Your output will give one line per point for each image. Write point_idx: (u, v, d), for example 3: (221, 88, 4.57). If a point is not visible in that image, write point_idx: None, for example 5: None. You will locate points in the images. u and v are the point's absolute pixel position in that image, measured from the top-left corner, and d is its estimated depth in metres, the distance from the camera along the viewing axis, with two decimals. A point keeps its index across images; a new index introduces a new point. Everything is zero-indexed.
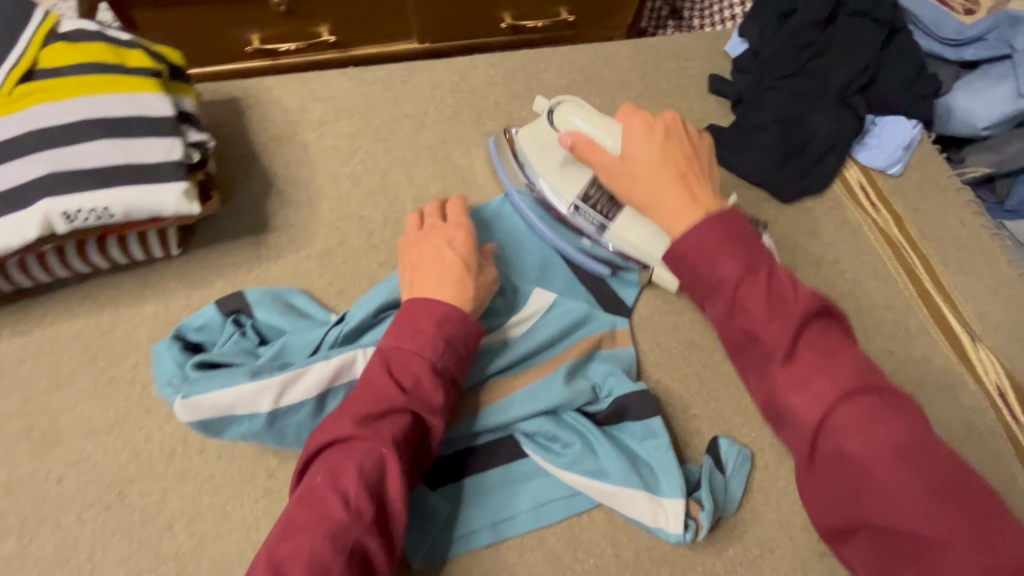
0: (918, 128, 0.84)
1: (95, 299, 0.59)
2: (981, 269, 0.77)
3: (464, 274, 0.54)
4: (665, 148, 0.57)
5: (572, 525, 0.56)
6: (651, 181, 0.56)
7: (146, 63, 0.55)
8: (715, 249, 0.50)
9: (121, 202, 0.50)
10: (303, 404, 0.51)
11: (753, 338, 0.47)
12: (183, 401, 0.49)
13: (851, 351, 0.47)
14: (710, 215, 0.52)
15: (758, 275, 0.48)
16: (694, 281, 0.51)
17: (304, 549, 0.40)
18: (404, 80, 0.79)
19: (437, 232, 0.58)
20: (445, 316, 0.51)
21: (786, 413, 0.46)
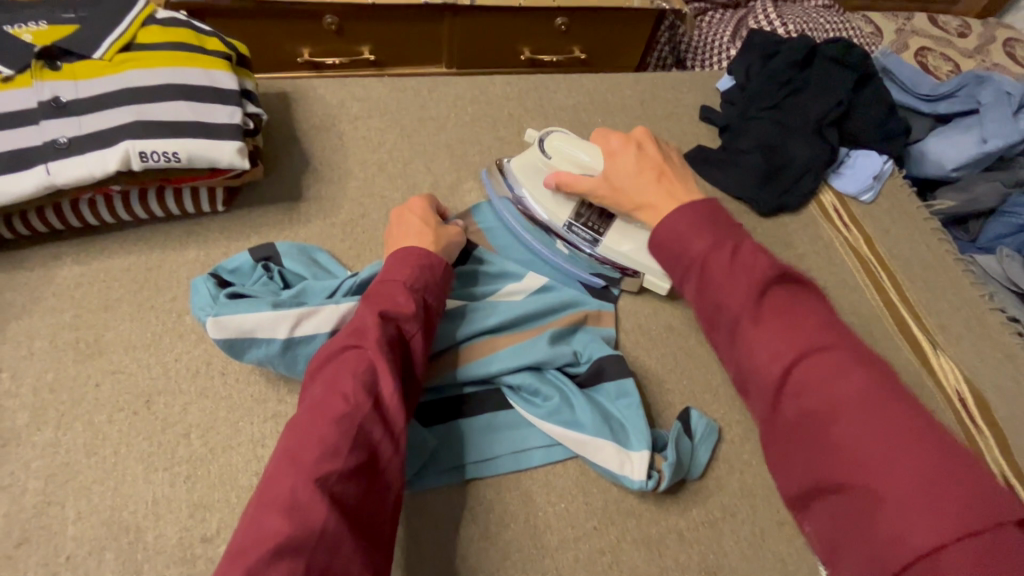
0: (888, 163, 0.93)
1: (147, 241, 0.68)
2: (944, 289, 0.84)
3: (425, 227, 0.64)
4: (641, 160, 0.69)
5: (548, 472, 0.61)
6: (635, 190, 0.68)
7: (221, 48, 0.67)
8: (690, 233, 0.58)
9: (186, 149, 0.60)
10: (316, 336, 0.57)
11: (721, 308, 0.54)
12: (214, 319, 0.55)
13: (812, 314, 0.51)
14: (687, 206, 0.60)
15: (727, 250, 0.55)
16: (678, 264, 0.59)
17: (314, 437, 0.44)
18: (430, 90, 0.90)
19: (401, 208, 0.68)
20: (411, 254, 0.60)
21: (750, 371, 0.50)
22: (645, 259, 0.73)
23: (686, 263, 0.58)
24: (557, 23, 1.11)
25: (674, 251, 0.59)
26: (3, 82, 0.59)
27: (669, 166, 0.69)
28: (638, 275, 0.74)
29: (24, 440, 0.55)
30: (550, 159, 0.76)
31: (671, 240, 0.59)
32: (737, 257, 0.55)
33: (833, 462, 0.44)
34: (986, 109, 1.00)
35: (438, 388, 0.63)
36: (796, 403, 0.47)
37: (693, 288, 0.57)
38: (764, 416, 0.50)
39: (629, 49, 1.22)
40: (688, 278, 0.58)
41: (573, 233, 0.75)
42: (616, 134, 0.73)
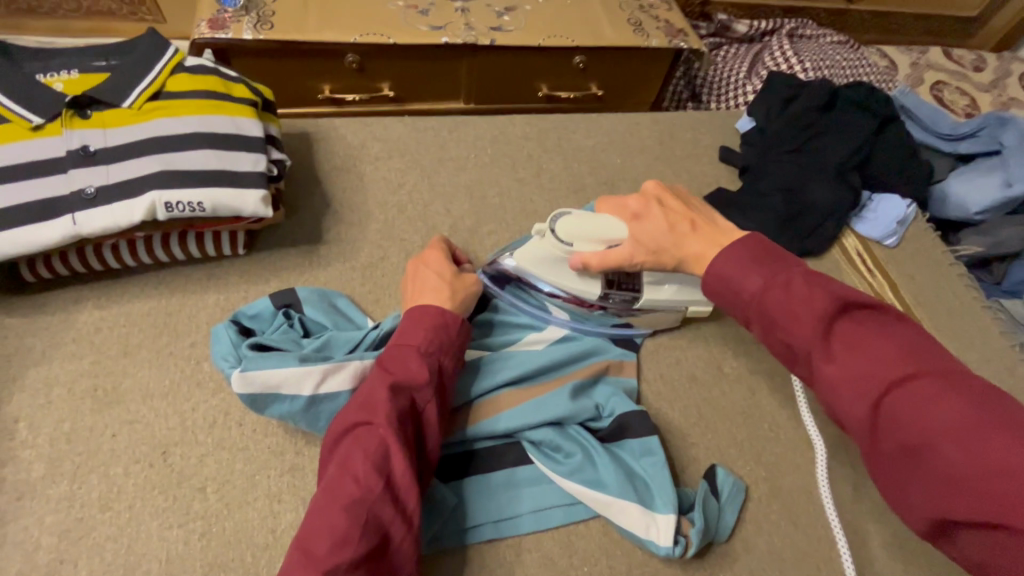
0: (912, 207, 0.92)
1: (167, 285, 0.68)
2: (972, 338, 0.82)
3: (442, 283, 0.63)
4: (666, 213, 0.64)
5: (569, 533, 0.59)
6: (674, 244, 0.62)
7: (247, 94, 0.68)
8: (737, 269, 0.54)
9: (213, 199, 0.60)
10: (341, 393, 0.57)
11: (792, 348, 0.50)
12: (240, 373, 0.55)
13: (892, 336, 0.46)
14: (729, 244, 0.56)
15: (779, 283, 0.52)
16: (734, 303, 0.55)
17: (326, 526, 0.45)
18: (451, 130, 0.91)
19: (418, 261, 0.67)
20: (424, 313, 0.59)
21: (842, 414, 0.46)
22: (681, 298, 0.72)
23: (742, 305, 0.54)
24: (576, 61, 1.12)
25: (722, 292, 0.56)
26: (32, 130, 0.59)
27: (695, 212, 0.64)
28: (676, 312, 0.73)
29: (39, 494, 0.54)
30: (568, 248, 0.68)
31: (719, 278, 0.56)
32: (792, 289, 0.50)
33: (968, 508, 0.38)
34: (1010, 152, 0.99)
35: (455, 442, 0.62)
36: (896, 443, 0.43)
37: (759, 329, 0.53)
38: (869, 460, 0.46)
39: (645, 86, 1.23)
40: (748, 318, 0.54)
41: (608, 301, 0.71)
42: (632, 196, 0.67)
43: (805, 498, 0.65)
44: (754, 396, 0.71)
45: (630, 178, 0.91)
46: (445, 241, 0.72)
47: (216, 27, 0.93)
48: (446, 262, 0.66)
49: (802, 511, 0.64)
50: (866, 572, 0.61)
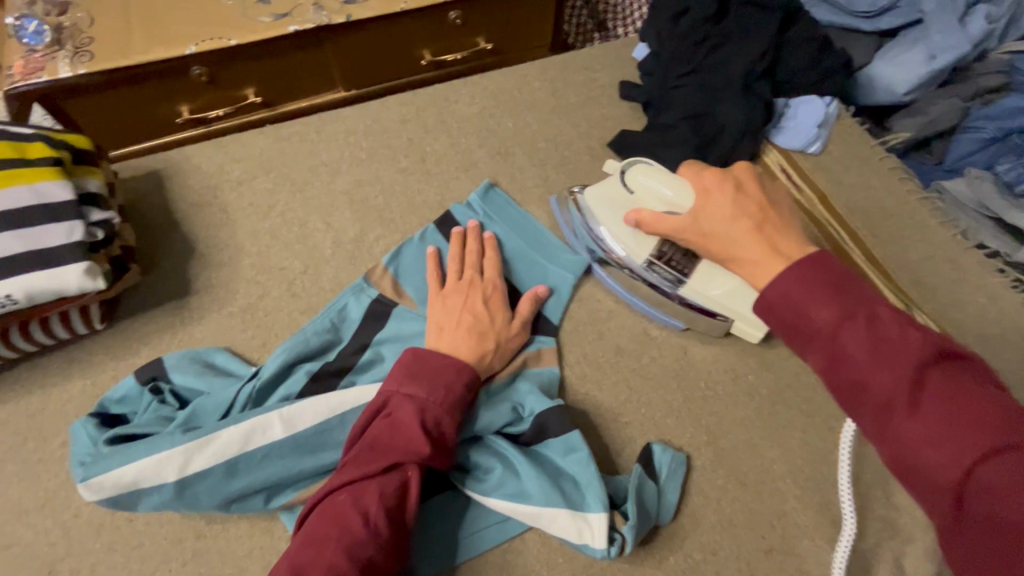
0: (833, 105, 0.84)
1: (24, 382, 0.61)
2: (912, 236, 0.77)
3: (483, 323, 0.61)
4: (737, 201, 0.55)
5: (505, 551, 0.55)
6: (727, 241, 0.54)
7: (46, 153, 0.59)
8: (809, 297, 0.45)
9: (21, 287, 0.53)
10: (211, 470, 0.52)
11: (866, 390, 0.42)
12: (85, 484, 0.50)
13: (991, 398, 0.39)
14: (794, 264, 0.47)
15: (861, 322, 0.43)
16: (793, 330, 0.47)
17: (324, 560, 0.45)
18: (318, 130, 0.81)
19: (467, 289, 0.64)
20: (472, 376, 0.57)
21: (919, 470, 0.40)
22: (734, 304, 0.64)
23: (806, 336, 0.46)
24: (451, 18, 1.00)
25: (786, 321, 0.47)
26: None
27: (773, 208, 0.55)
28: (726, 320, 0.65)
29: None
30: (633, 195, 0.66)
31: (780, 304, 0.47)
32: (876, 329, 0.43)
33: None
34: (931, 18, 0.90)
35: None
36: (980, 510, 0.37)
37: (819, 364, 0.45)
38: (943, 522, 0.39)
39: (538, 28, 1.11)
40: (810, 350, 0.46)
41: (652, 273, 0.66)
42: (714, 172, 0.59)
43: (750, 453, 0.61)
44: (686, 355, 0.66)
45: (525, 139, 0.82)
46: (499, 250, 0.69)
47: (28, 71, 0.82)
48: (505, 294, 0.65)
49: (750, 468, 0.60)
50: (820, 517, 0.58)
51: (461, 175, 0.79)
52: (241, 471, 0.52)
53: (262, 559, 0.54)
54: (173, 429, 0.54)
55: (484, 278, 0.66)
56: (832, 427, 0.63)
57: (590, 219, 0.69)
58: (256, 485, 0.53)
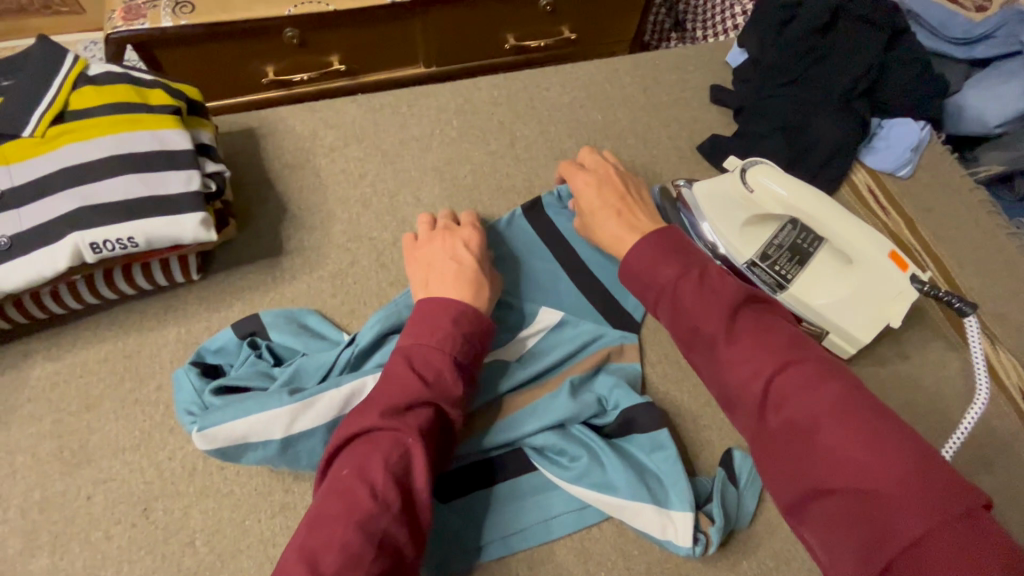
0: (926, 130, 0.83)
1: (121, 324, 0.63)
2: (998, 270, 0.76)
3: (464, 267, 0.60)
4: (604, 193, 0.65)
5: (583, 538, 0.56)
6: (600, 225, 0.63)
7: (167, 100, 0.60)
8: (658, 260, 0.56)
9: (144, 232, 0.54)
10: (316, 429, 0.53)
11: (698, 330, 0.51)
12: (200, 433, 0.51)
13: (783, 330, 0.49)
14: (644, 239, 0.58)
15: (695, 278, 0.53)
16: (645, 292, 0.56)
17: (336, 540, 0.43)
18: (410, 105, 0.82)
19: (450, 237, 0.64)
20: (459, 313, 0.55)
21: (733, 390, 0.48)
22: (830, 317, 0.63)
23: (656, 292, 0.55)
24: (541, 4, 1.00)
25: (640, 282, 0.57)
26: None
27: (634, 200, 0.65)
28: (819, 332, 0.64)
29: (20, 570, 0.51)
30: (751, 194, 0.65)
31: (637, 267, 0.57)
32: (706, 284, 0.53)
33: (829, 459, 0.42)
34: None
35: (465, 454, 0.58)
36: (778, 416, 0.45)
37: (666, 314, 0.54)
38: (753, 434, 0.47)
39: (621, 22, 1.10)
40: (661, 308, 0.55)
41: (750, 274, 0.65)
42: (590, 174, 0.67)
43: None
44: None
45: (615, 134, 0.82)
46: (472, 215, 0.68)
47: (130, 17, 0.82)
48: (484, 241, 0.64)
49: None
50: None
51: (550, 163, 0.78)
52: None
53: None
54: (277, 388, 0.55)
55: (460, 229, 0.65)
56: None
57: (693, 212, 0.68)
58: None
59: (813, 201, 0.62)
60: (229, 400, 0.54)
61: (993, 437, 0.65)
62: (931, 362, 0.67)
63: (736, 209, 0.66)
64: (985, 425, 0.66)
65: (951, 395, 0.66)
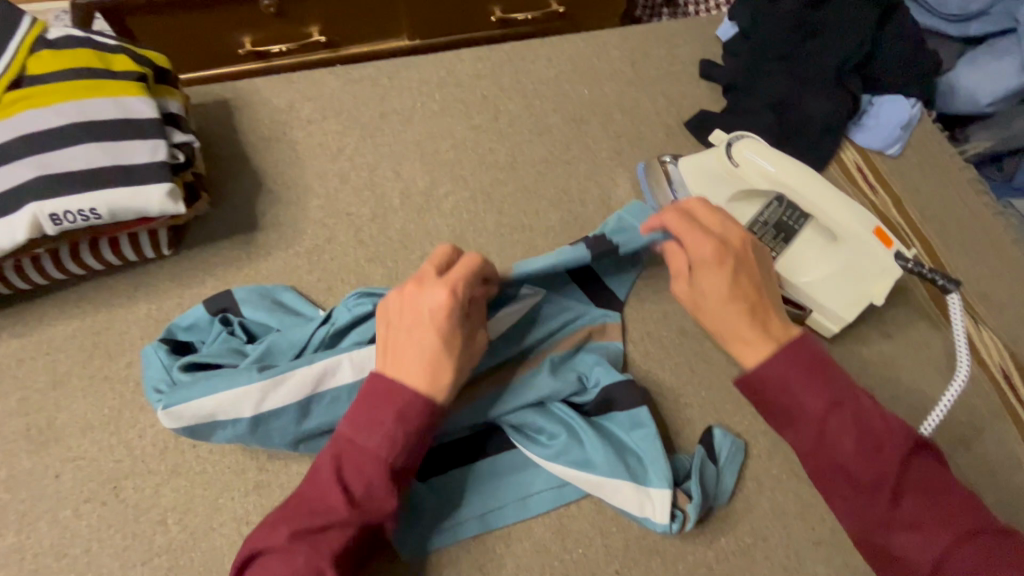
0: (917, 108, 0.81)
1: (89, 300, 0.61)
2: (984, 249, 0.76)
3: (433, 354, 0.49)
4: (735, 280, 0.53)
5: (561, 515, 0.56)
6: (718, 320, 0.53)
7: (132, 67, 0.57)
8: (802, 384, 0.49)
9: (105, 203, 0.52)
10: (286, 409, 0.51)
11: (851, 473, 0.47)
12: (166, 411, 0.50)
13: (950, 486, 0.46)
14: (778, 350, 0.50)
15: (847, 408, 0.48)
16: (769, 407, 0.50)
17: None
18: (391, 77, 0.79)
19: (420, 295, 0.50)
20: (408, 404, 0.48)
21: (890, 548, 0.46)
22: (816, 296, 0.62)
23: (788, 415, 0.49)
24: None
25: (771, 402, 0.50)
26: None
27: (765, 293, 0.54)
28: (803, 310, 0.63)
29: None
30: (737, 168, 0.64)
31: (762, 380, 0.50)
32: (863, 422, 0.47)
33: None
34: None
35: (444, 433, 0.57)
36: None
37: (797, 442, 0.49)
38: None
39: None
40: (790, 428, 0.50)
41: None
42: (716, 243, 0.54)
43: None
44: None
45: (602, 110, 0.80)
46: (454, 249, 0.54)
47: None
48: (462, 305, 0.51)
49: None
50: None
51: (534, 138, 0.76)
52: (315, 413, 0.52)
53: None
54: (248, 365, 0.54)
55: (436, 281, 0.51)
56: None
57: (679, 188, 0.69)
58: (327, 426, 0.53)
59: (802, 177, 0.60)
60: (198, 376, 0.53)
61: (973, 415, 0.65)
62: (914, 341, 0.67)
63: (721, 186, 0.66)
64: (966, 402, 0.66)
65: (934, 375, 0.66)
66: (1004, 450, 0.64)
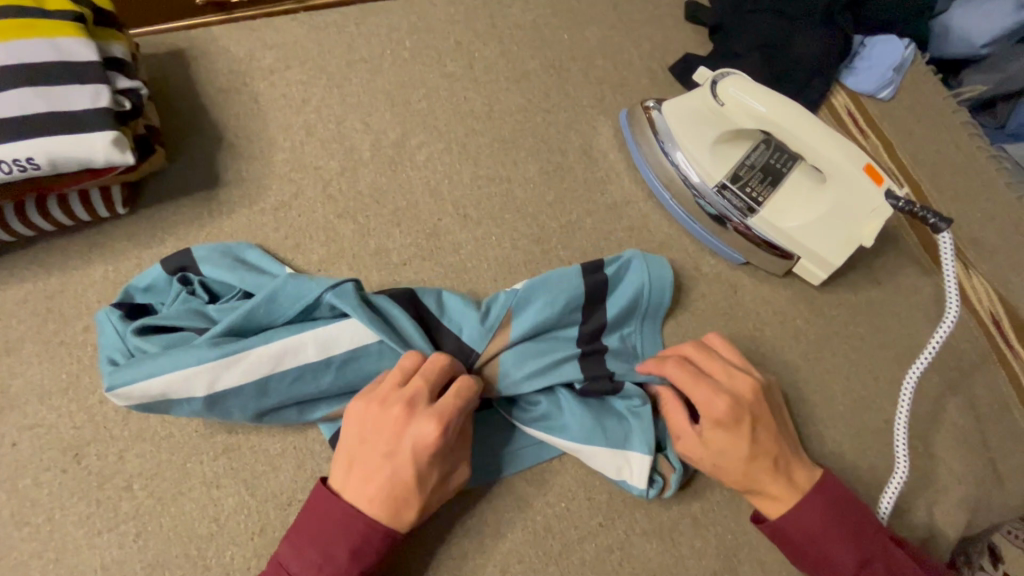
0: (911, 48, 0.78)
1: (41, 263, 0.57)
2: (978, 193, 0.73)
3: (404, 492, 0.46)
4: (755, 445, 0.51)
5: (543, 471, 0.55)
6: (744, 479, 0.51)
7: (67, 5, 0.52)
8: (831, 537, 0.49)
9: (44, 151, 0.48)
10: (242, 388, 0.49)
11: None
12: (113, 392, 0.48)
13: None
14: (816, 498, 0.50)
15: (877, 562, 0.49)
16: (799, 550, 0.50)
17: None
18: (357, 22, 0.73)
19: (402, 425, 0.46)
20: (366, 539, 0.45)
21: None
22: (803, 242, 0.61)
23: (818, 563, 0.50)
24: None
25: (799, 548, 0.50)
26: None
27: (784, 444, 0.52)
28: (791, 259, 0.62)
29: None
30: (721, 108, 0.61)
31: (792, 529, 0.50)
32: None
33: None
34: None
35: None
36: None
37: None
38: None
39: None
40: (817, 570, 0.50)
41: (722, 199, 0.63)
42: (728, 402, 0.51)
43: (793, 395, 0.60)
44: (737, 294, 0.64)
45: (583, 56, 0.75)
46: (450, 360, 0.50)
47: None
48: (448, 440, 0.47)
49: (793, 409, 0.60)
50: (858, 460, 0.58)
51: (511, 86, 0.72)
52: (274, 391, 0.50)
53: (296, 459, 0.52)
54: (202, 340, 0.50)
55: (421, 408, 0.47)
56: (876, 377, 0.62)
57: (664, 134, 0.66)
58: (289, 401, 0.50)
59: (788, 115, 0.58)
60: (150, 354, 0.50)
61: (962, 360, 0.64)
62: (904, 288, 0.65)
63: (707, 129, 0.63)
64: (956, 348, 0.65)
65: (923, 321, 0.64)
66: (991, 394, 0.63)
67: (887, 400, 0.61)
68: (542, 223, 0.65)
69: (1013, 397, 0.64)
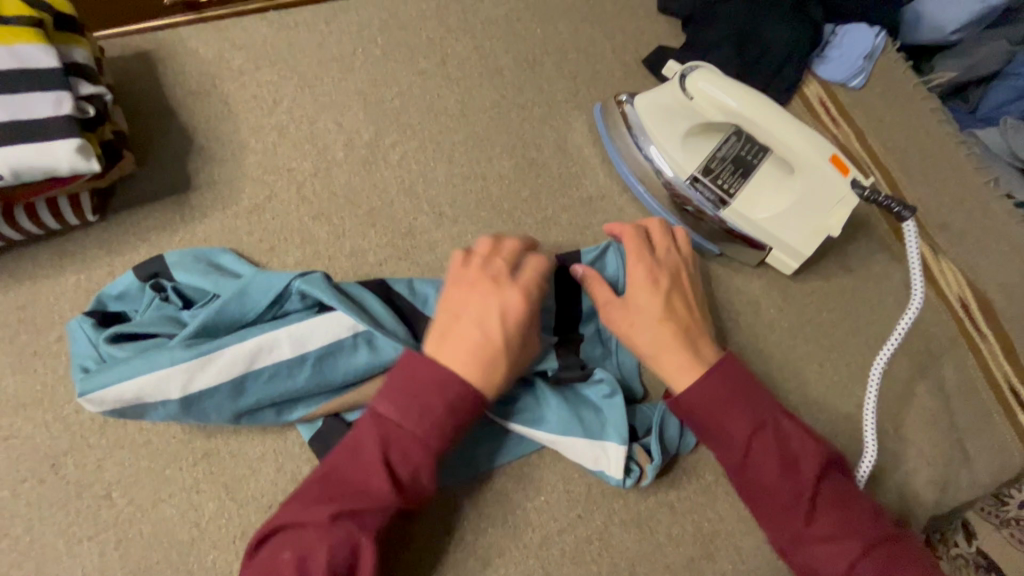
0: (881, 36, 0.78)
1: (11, 273, 0.57)
2: (947, 179, 0.74)
3: (492, 348, 0.48)
4: (669, 305, 0.55)
5: (522, 464, 0.55)
6: (654, 343, 0.53)
7: (24, 10, 0.51)
8: (728, 409, 0.50)
9: (6, 161, 0.48)
10: (218, 388, 0.49)
11: (772, 489, 0.49)
12: (85, 398, 0.48)
13: (860, 501, 0.49)
14: (710, 371, 0.51)
15: (770, 430, 0.50)
16: (701, 427, 0.51)
17: None
18: (328, 21, 0.73)
19: (494, 291, 0.50)
20: (459, 398, 0.46)
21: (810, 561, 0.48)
22: (773, 232, 0.62)
23: (719, 435, 0.50)
24: None
25: (701, 421, 0.51)
26: None
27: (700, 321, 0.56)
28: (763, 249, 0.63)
29: None
30: (692, 101, 0.62)
31: (692, 405, 0.51)
32: (784, 444, 0.49)
33: None
34: None
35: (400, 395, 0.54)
36: None
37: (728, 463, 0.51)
38: None
39: None
40: (714, 441, 0.51)
41: (695, 190, 0.64)
42: (648, 267, 0.56)
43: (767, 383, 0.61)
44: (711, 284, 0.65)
45: (556, 50, 0.75)
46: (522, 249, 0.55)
47: None
48: (529, 309, 0.51)
49: None
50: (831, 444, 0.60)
51: (485, 82, 0.72)
52: (250, 390, 0.50)
53: (275, 461, 0.52)
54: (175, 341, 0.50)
55: (508, 279, 0.52)
56: (848, 363, 0.63)
57: (636, 128, 0.66)
58: (265, 401, 0.50)
59: (757, 105, 0.60)
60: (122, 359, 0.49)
61: (931, 344, 0.66)
62: (875, 274, 0.67)
63: (678, 122, 0.64)
64: (926, 332, 0.66)
65: (893, 306, 0.66)
66: (959, 376, 0.65)
67: (858, 385, 0.62)
68: (518, 220, 0.66)
69: (980, 378, 0.65)
